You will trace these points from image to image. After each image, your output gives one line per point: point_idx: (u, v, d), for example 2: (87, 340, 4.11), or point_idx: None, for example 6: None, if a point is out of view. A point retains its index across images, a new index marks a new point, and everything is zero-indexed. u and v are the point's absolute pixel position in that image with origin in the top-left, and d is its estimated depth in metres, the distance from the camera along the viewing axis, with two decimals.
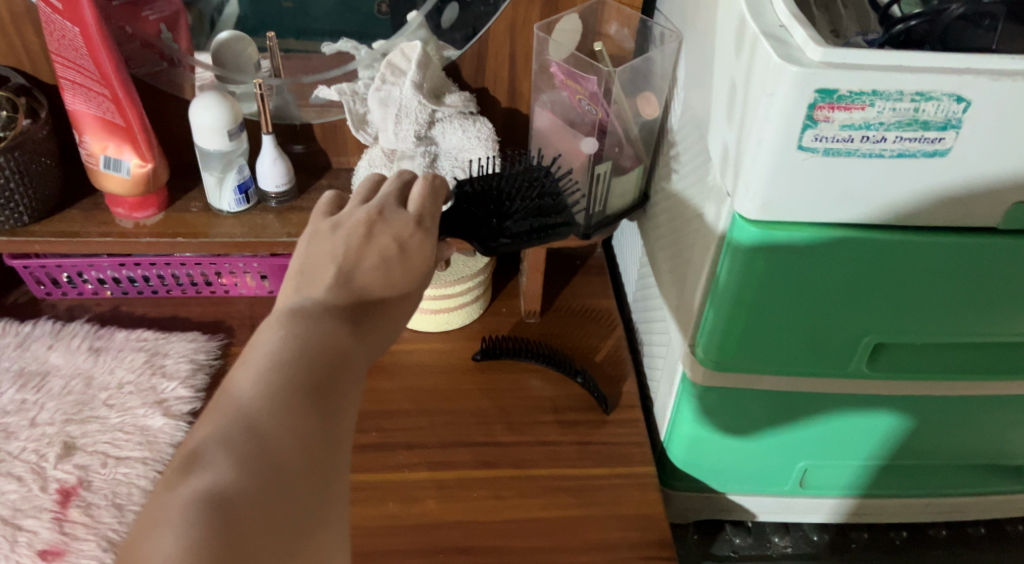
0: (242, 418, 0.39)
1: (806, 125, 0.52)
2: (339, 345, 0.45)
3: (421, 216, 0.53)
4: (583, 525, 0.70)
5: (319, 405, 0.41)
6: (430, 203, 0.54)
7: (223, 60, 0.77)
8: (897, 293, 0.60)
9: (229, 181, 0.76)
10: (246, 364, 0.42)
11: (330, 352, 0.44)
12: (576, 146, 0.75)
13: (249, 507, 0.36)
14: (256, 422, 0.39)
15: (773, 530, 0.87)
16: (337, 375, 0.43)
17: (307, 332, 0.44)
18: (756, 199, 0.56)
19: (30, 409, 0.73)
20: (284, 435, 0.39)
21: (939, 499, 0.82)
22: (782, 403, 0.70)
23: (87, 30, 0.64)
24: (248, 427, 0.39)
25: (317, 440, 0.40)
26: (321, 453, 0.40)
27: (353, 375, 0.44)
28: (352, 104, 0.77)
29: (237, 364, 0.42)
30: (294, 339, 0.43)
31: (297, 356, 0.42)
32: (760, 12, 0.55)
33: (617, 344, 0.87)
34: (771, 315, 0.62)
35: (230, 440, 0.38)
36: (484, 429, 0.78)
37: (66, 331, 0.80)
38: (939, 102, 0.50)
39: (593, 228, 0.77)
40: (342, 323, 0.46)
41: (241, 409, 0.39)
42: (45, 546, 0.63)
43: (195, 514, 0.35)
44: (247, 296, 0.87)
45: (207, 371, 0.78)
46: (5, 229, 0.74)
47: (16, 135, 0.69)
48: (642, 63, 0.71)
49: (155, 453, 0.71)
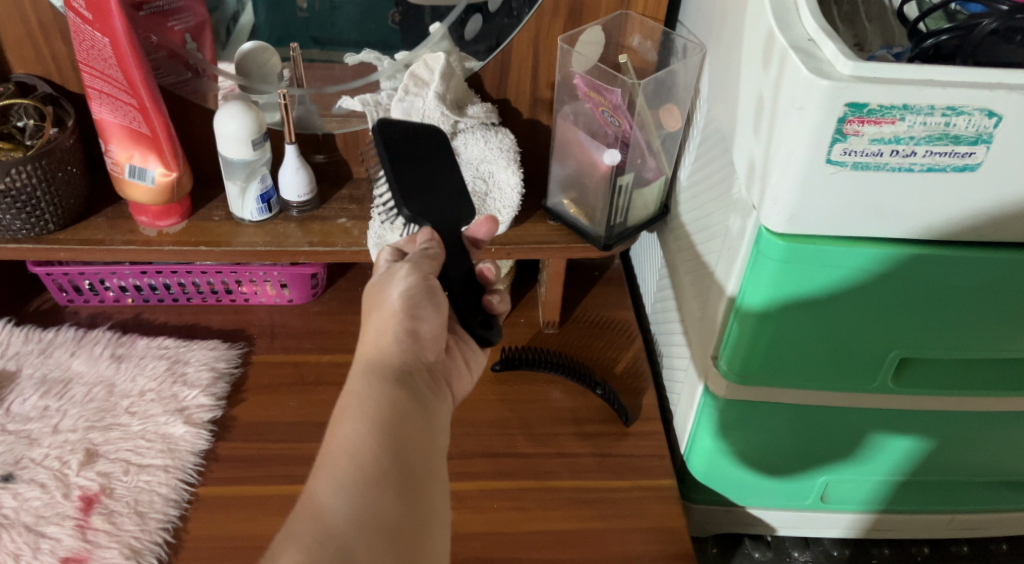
0: (323, 513, 0.45)
1: (835, 139, 0.51)
2: (394, 414, 0.50)
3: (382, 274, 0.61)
4: (605, 538, 0.70)
5: (385, 478, 0.47)
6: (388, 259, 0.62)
7: (247, 70, 0.79)
8: (924, 308, 0.60)
9: (252, 190, 0.76)
10: (325, 466, 0.47)
11: (388, 432, 0.49)
12: (598, 157, 0.74)
13: None
14: (334, 520, 0.45)
15: (793, 545, 0.86)
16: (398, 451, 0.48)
17: (369, 418, 0.49)
18: (783, 212, 0.56)
19: (52, 416, 0.74)
20: (357, 516, 0.45)
21: (961, 515, 0.81)
22: (805, 417, 0.70)
23: (116, 39, 0.65)
24: (328, 521, 0.45)
25: (386, 509, 0.46)
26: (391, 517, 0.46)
27: (411, 443, 0.50)
28: (376, 114, 0.77)
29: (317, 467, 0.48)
30: (360, 429, 0.49)
31: (358, 440, 0.48)
32: (789, 26, 0.55)
33: (637, 356, 0.87)
34: (797, 330, 0.62)
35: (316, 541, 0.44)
36: (504, 440, 0.77)
37: (88, 338, 0.80)
38: (970, 117, 0.50)
39: (614, 239, 0.78)
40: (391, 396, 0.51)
41: (321, 508, 0.46)
42: (68, 553, 0.63)
43: None
44: (267, 304, 0.88)
45: (228, 379, 0.79)
46: (31, 236, 0.74)
47: (44, 144, 0.70)
48: (666, 75, 0.71)
49: (177, 461, 0.71)
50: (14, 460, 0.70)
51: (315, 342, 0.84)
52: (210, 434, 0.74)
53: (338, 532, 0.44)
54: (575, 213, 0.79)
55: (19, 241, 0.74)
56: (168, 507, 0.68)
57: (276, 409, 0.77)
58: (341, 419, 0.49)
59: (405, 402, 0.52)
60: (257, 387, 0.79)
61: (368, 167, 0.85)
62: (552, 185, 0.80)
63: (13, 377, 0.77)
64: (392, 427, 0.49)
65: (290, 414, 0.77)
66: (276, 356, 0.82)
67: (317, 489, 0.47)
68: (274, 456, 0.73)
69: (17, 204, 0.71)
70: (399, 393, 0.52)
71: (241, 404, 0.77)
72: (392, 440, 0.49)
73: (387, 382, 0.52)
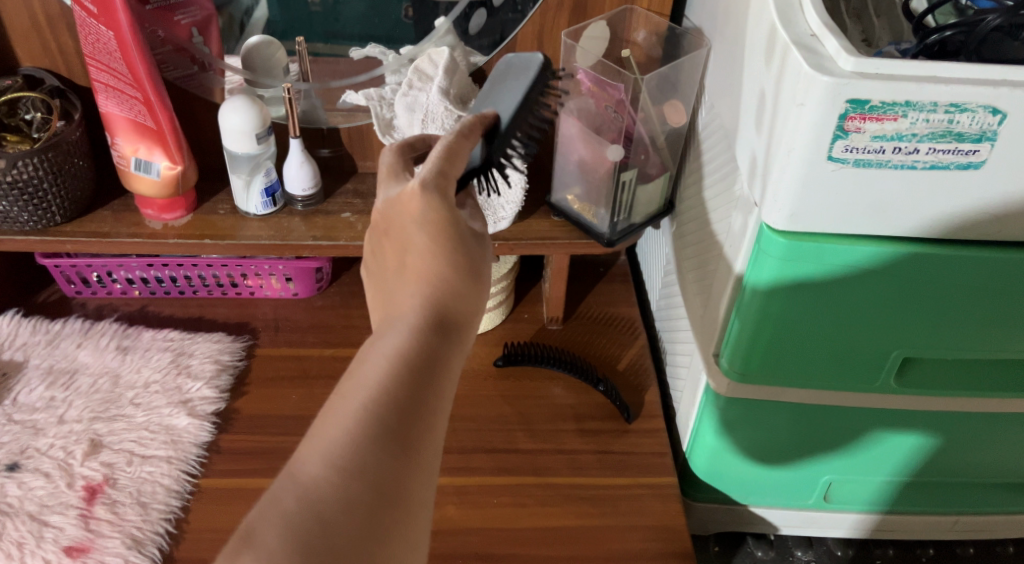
0: (334, 461, 0.38)
1: (837, 136, 0.51)
2: (430, 366, 0.42)
3: (441, 179, 0.48)
4: (604, 535, 0.70)
5: (406, 447, 0.40)
6: (446, 164, 0.48)
7: (252, 64, 0.78)
8: (928, 308, 0.59)
9: (256, 184, 0.77)
10: (342, 404, 0.40)
11: (420, 386, 0.42)
12: (601, 154, 0.74)
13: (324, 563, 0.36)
14: (342, 475, 0.38)
15: (797, 544, 0.85)
16: (426, 413, 0.41)
17: (403, 364, 0.42)
18: (784, 209, 0.55)
19: (58, 407, 0.74)
20: (370, 483, 0.38)
21: (967, 517, 0.80)
22: (807, 416, 0.69)
23: (120, 33, 0.65)
24: (335, 474, 0.38)
25: (394, 489, 0.39)
26: (404, 490, 0.39)
27: (440, 409, 0.42)
28: (380, 109, 0.77)
29: (332, 405, 0.40)
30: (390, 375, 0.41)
31: (387, 392, 0.40)
32: (792, 22, 0.54)
33: (640, 353, 0.86)
34: (799, 326, 0.62)
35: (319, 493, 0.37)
36: (505, 436, 0.77)
37: (95, 330, 0.81)
38: (974, 114, 0.50)
39: (617, 236, 0.78)
40: (431, 342, 0.43)
41: (330, 452, 0.38)
42: (70, 542, 0.64)
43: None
44: (272, 298, 0.88)
45: (231, 372, 0.79)
46: (39, 228, 0.75)
47: (51, 137, 0.70)
48: (671, 70, 0.71)
49: (179, 452, 0.71)
50: (20, 450, 0.71)
51: (319, 336, 0.85)
52: (213, 425, 0.74)
53: (341, 485, 0.38)
54: (579, 209, 0.79)
55: (27, 232, 0.75)
56: (171, 498, 0.68)
57: (279, 402, 0.78)
58: (372, 358, 0.42)
59: (446, 356, 0.44)
60: (260, 380, 0.80)
61: (373, 161, 0.85)
62: (556, 181, 0.80)
63: (20, 367, 0.78)
64: (426, 384, 0.42)
65: (292, 408, 0.77)
66: (280, 349, 0.83)
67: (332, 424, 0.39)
68: (277, 449, 0.74)
69: (25, 196, 0.71)
70: (442, 344, 0.44)
71: (245, 397, 0.78)
72: (425, 410, 0.41)
73: (434, 328, 0.44)
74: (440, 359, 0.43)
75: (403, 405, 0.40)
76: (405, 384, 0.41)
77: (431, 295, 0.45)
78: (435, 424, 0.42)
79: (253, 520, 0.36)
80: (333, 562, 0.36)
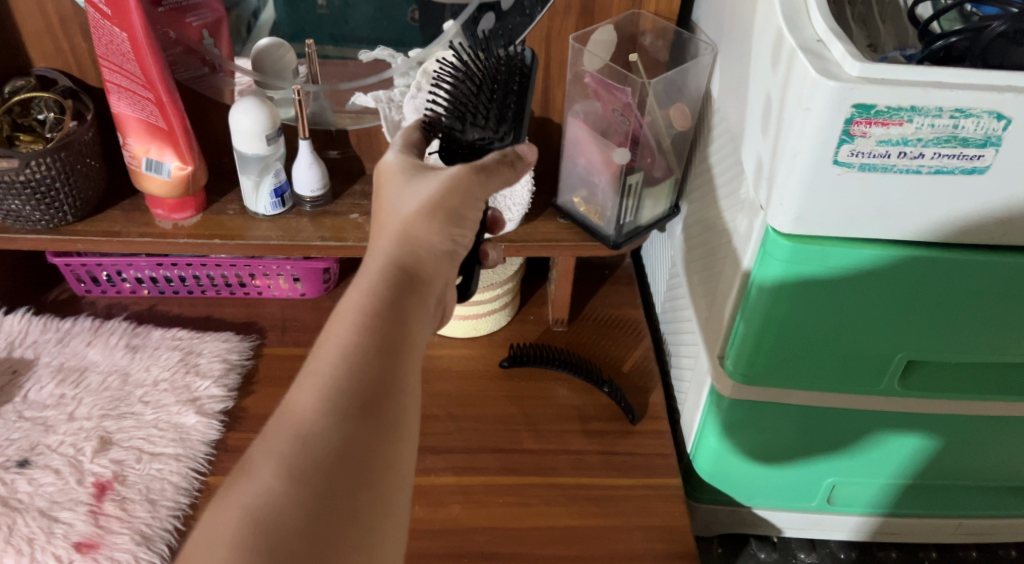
0: (304, 416, 0.42)
1: (842, 140, 0.52)
2: (393, 319, 0.46)
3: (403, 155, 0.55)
4: (609, 536, 0.70)
5: (373, 399, 0.43)
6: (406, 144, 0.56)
7: (262, 66, 0.79)
8: (932, 312, 0.60)
9: (265, 185, 0.78)
10: (313, 367, 0.44)
11: (383, 341, 0.45)
12: (608, 157, 0.74)
13: (300, 504, 0.39)
14: (310, 431, 0.41)
15: (799, 546, 0.85)
16: (392, 367, 0.44)
17: (366, 323, 0.45)
18: (789, 213, 0.56)
19: (68, 404, 0.75)
20: (339, 434, 0.42)
21: (969, 520, 0.80)
22: (811, 418, 0.70)
23: (134, 35, 0.66)
24: (306, 428, 0.41)
25: (363, 439, 0.42)
26: (374, 439, 0.42)
27: (406, 361, 0.45)
28: (388, 110, 0.79)
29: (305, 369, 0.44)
30: (354, 334, 0.45)
31: (351, 350, 0.44)
32: (798, 27, 0.55)
33: (645, 355, 0.87)
34: (804, 329, 0.62)
35: (291, 446, 0.41)
36: (510, 437, 0.78)
37: (104, 328, 0.82)
38: (978, 119, 0.50)
39: (623, 238, 0.78)
40: (394, 299, 0.47)
41: (299, 409, 0.42)
42: (80, 538, 0.65)
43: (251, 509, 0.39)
44: (280, 298, 0.89)
45: (239, 371, 0.80)
46: (50, 227, 0.76)
47: (64, 137, 0.71)
48: (678, 74, 0.71)
49: (188, 450, 0.72)
50: (30, 446, 0.71)
51: None
52: (221, 424, 0.75)
53: (311, 438, 0.41)
54: (584, 211, 0.80)
55: (39, 231, 0.76)
56: (179, 495, 0.69)
57: None
58: (340, 318, 0.46)
59: (410, 312, 0.47)
60: (268, 379, 0.80)
61: None
62: (563, 184, 0.81)
63: (30, 365, 0.78)
64: (389, 339, 0.45)
65: None
66: (288, 349, 0.84)
67: (305, 385, 0.43)
68: None
69: (37, 195, 0.72)
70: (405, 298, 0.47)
71: (252, 396, 0.79)
72: (390, 363, 0.45)
73: (398, 282, 0.48)
74: (402, 315, 0.46)
75: (367, 359, 0.44)
76: (369, 337, 0.45)
77: (393, 253, 0.49)
78: (402, 372, 0.45)
79: (238, 473, 0.41)
80: (309, 502, 0.39)
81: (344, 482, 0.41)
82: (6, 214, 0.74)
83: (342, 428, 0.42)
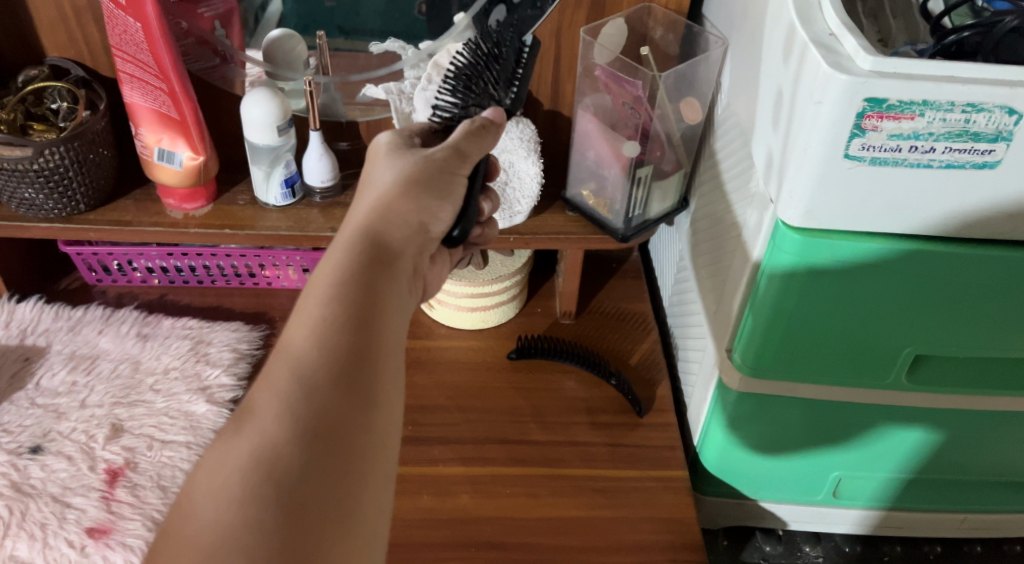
0: (284, 387, 0.42)
1: (854, 134, 0.52)
2: (367, 287, 0.46)
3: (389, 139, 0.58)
4: (617, 527, 0.71)
5: (347, 368, 0.43)
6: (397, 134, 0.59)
7: (273, 57, 0.79)
8: (940, 307, 0.60)
9: (276, 175, 0.78)
10: (289, 338, 0.44)
11: (355, 310, 0.45)
12: (617, 150, 0.74)
13: (283, 470, 0.40)
14: (291, 399, 0.42)
15: (804, 539, 0.85)
16: (368, 336, 0.45)
17: (340, 293, 0.45)
18: (799, 206, 0.56)
19: (79, 391, 0.76)
20: (315, 403, 0.42)
21: (975, 515, 0.81)
22: (818, 412, 0.70)
23: (148, 26, 0.66)
24: (288, 396, 0.42)
25: (342, 407, 0.42)
26: (352, 406, 0.43)
27: (381, 331, 0.46)
28: (398, 103, 0.78)
29: (283, 339, 0.44)
30: (328, 303, 0.45)
31: (327, 321, 0.44)
32: (810, 21, 0.55)
33: (652, 348, 0.87)
34: (811, 322, 0.63)
35: (275, 413, 0.42)
36: (518, 428, 0.78)
37: (115, 317, 0.82)
38: (990, 114, 0.50)
39: (632, 231, 0.79)
40: (368, 269, 0.47)
41: (280, 378, 0.43)
42: (92, 524, 0.65)
43: (235, 476, 0.40)
44: (289, 289, 0.90)
45: (249, 360, 0.80)
46: (62, 216, 0.76)
47: (76, 126, 0.71)
48: (688, 68, 0.71)
49: (198, 437, 0.73)
50: (43, 433, 0.72)
51: None
52: (231, 412, 0.76)
53: (292, 406, 0.42)
54: (593, 204, 0.80)
55: (51, 220, 0.76)
56: None
57: None
58: (313, 288, 0.46)
59: (385, 282, 0.48)
60: None
61: None
62: (572, 176, 0.81)
63: (42, 352, 0.79)
64: (364, 308, 0.45)
65: None
66: None
67: (284, 353, 0.44)
68: None
69: (50, 183, 0.72)
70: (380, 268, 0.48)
71: None
72: (366, 331, 0.45)
73: (373, 251, 0.48)
74: (376, 287, 0.47)
75: (342, 328, 0.44)
76: (343, 305, 0.45)
77: (367, 224, 0.50)
78: (378, 341, 0.45)
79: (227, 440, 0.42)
80: (294, 468, 0.40)
81: (325, 449, 0.41)
82: (19, 202, 0.74)
83: (319, 395, 0.42)
